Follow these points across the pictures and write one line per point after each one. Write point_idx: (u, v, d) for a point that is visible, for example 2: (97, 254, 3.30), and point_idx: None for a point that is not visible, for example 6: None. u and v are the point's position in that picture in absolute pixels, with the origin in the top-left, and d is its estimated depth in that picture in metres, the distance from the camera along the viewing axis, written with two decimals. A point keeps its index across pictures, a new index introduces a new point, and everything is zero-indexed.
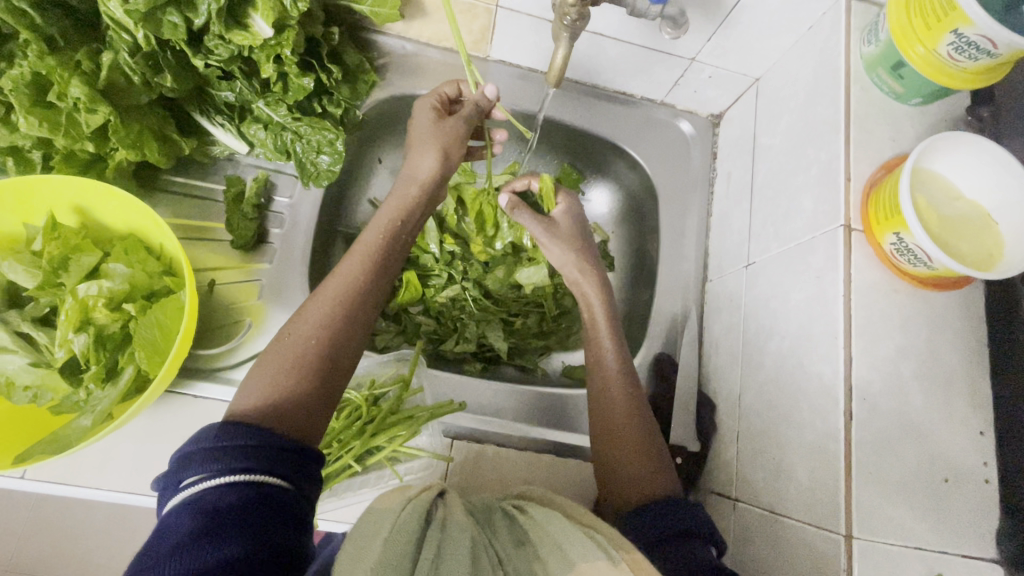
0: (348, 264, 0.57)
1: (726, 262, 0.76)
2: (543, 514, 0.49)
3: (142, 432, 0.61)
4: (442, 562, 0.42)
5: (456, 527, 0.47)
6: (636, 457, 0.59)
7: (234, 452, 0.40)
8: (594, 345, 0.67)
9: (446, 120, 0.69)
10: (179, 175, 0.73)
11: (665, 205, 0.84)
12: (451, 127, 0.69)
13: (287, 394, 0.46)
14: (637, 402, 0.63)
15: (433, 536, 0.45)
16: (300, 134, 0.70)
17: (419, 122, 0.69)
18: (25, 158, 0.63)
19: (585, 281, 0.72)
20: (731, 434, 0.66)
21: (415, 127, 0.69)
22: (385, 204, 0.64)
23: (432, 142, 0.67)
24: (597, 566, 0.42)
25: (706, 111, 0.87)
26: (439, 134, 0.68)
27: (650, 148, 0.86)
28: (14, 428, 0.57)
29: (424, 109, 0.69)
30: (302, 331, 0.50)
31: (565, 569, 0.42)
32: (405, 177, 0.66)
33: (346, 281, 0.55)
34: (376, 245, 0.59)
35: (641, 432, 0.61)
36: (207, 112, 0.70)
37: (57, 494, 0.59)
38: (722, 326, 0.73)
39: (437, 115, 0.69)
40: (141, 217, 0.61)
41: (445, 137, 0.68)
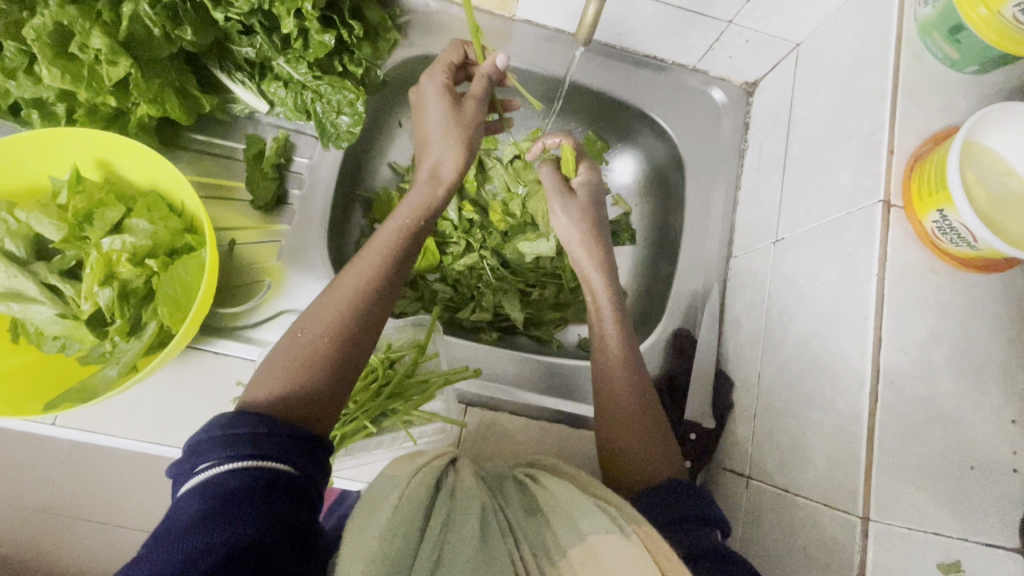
0: (366, 259, 0.55)
1: (753, 238, 0.74)
2: (555, 484, 0.50)
3: (165, 386, 0.63)
4: (451, 531, 0.43)
5: (465, 494, 0.48)
6: (642, 445, 0.59)
7: (244, 439, 0.41)
8: (605, 339, 0.64)
9: (464, 106, 0.65)
10: (200, 133, 0.73)
11: (691, 176, 0.81)
12: (468, 113, 0.65)
13: (305, 385, 0.47)
14: (641, 387, 0.62)
15: (443, 503, 0.46)
16: (320, 93, 0.69)
17: (436, 107, 0.64)
18: (50, 111, 0.63)
19: (587, 259, 0.70)
20: (747, 412, 0.65)
21: (430, 113, 0.65)
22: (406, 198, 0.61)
23: (455, 134, 0.63)
24: (606, 537, 0.43)
25: (740, 78, 0.83)
26: (458, 122, 0.64)
27: (680, 117, 0.83)
28: (44, 377, 0.58)
29: (435, 90, 0.65)
30: (317, 327, 0.50)
31: (575, 540, 0.44)
32: (427, 171, 0.63)
33: (362, 277, 0.54)
34: (395, 243, 0.57)
35: (643, 415, 0.60)
36: (227, 68, 0.69)
37: (86, 441, 0.61)
38: (744, 303, 0.72)
39: (453, 100, 0.65)
40: (163, 173, 0.60)
41: (465, 128, 0.64)
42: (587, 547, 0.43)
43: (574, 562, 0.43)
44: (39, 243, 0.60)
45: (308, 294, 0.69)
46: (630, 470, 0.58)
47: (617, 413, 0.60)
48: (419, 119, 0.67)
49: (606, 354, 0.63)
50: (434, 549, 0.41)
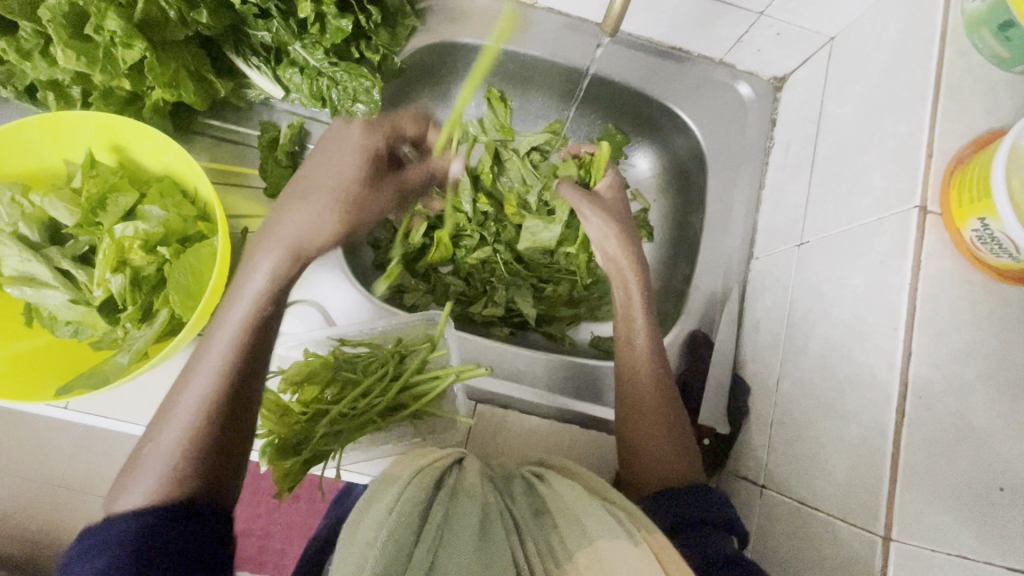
0: (216, 345, 0.49)
1: (776, 240, 0.71)
2: (563, 485, 0.49)
3: (174, 372, 0.62)
4: (448, 534, 0.42)
5: (465, 497, 0.47)
6: (659, 443, 0.58)
7: (97, 548, 0.41)
8: (631, 332, 0.63)
9: (343, 161, 0.59)
10: (215, 118, 0.72)
11: (714, 173, 0.79)
12: (349, 172, 0.59)
13: (161, 499, 0.44)
14: (666, 386, 0.60)
15: (441, 505, 0.45)
16: (336, 80, 0.68)
17: (320, 171, 0.58)
18: (67, 94, 0.63)
19: (623, 256, 0.67)
20: (764, 420, 0.64)
21: (308, 169, 0.58)
22: (258, 258, 0.54)
23: (327, 198, 0.57)
24: (614, 542, 0.43)
25: (769, 73, 0.80)
26: (341, 186, 0.58)
27: (704, 112, 0.80)
28: (55, 361, 0.58)
29: (324, 161, 0.59)
30: (168, 437, 0.46)
31: (582, 543, 0.44)
32: (294, 239, 0.54)
33: (212, 370, 0.48)
34: (248, 319, 0.51)
35: (669, 414, 0.59)
36: (243, 53, 0.68)
37: (98, 425, 0.61)
38: (765, 307, 0.70)
39: (342, 156, 0.59)
40: (176, 159, 0.60)
41: (342, 192, 0.58)
42: (594, 551, 0.43)
43: (580, 565, 0.42)
44: (53, 228, 0.60)
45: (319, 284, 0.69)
46: (643, 466, 0.58)
47: (636, 406, 0.60)
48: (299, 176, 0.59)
49: (633, 350, 0.62)
50: (428, 554, 0.41)
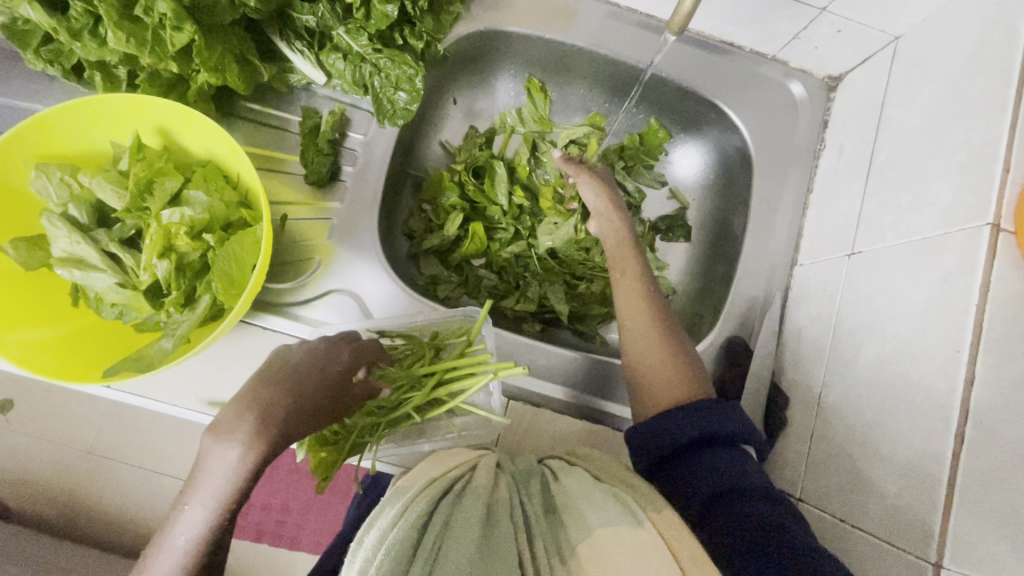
0: (186, 533, 0.42)
1: (825, 247, 0.69)
2: (573, 483, 0.51)
3: (216, 355, 0.63)
4: (449, 535, 0.44)
5: (471, 497, 0.49)
6: (678, 367, 0.59)
7: None
8: (627, 280, 0.65)
9: (309, 409, 0.47)
10: (256, 102, 0.71)
11: (760, 175, 0.76)
12: (316, 414, 0.48)
13: None
14: (660, 302, 0.63)
15: (445, 508, 0.47)
16: (379, 67, 0.67)
17: (281, 408, 0.44)
18: (113, 75, 0.63)
19: (609, 210, 0.72)
20: (803, 432, 0.62)
21: (290, 360, 0.49)
22: (222, 451, 0.41)
23: (304, 423, 0.46)
24: (616, 532, 0.45)
25: (823, 72, 0.77)
26: (302, 425, 0.46)
27: (753, 110, 0.77)
28: (101, 343, 0.59)
29: (280, 398, 0.45)
30: None
31: (585, 534, 0.46)
32: (252, 425, 0.42)
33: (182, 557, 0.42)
34: (222, 508, 0.42)
35: (665, 324, 0.62)
36: (287, 37, 0.67)
37: (139, 405, 0.62)
38: (809, 316, 0.68)
39: (324, 353, 0.51)
40: (221, 145, 0.59)
41: (312, 419, 0.47)
42: (595, 542, 0.45)
43: (583, 557, 0.45)
44: (101, 211, 0.61)
45: (353, 274, 0.68)
46: (652, 385, 0.59)
47: (649, 337, 0.61)
48: (274, 376, 0.47)
49: (633, 294, 0.64)
50: (427, 564, 0.42)
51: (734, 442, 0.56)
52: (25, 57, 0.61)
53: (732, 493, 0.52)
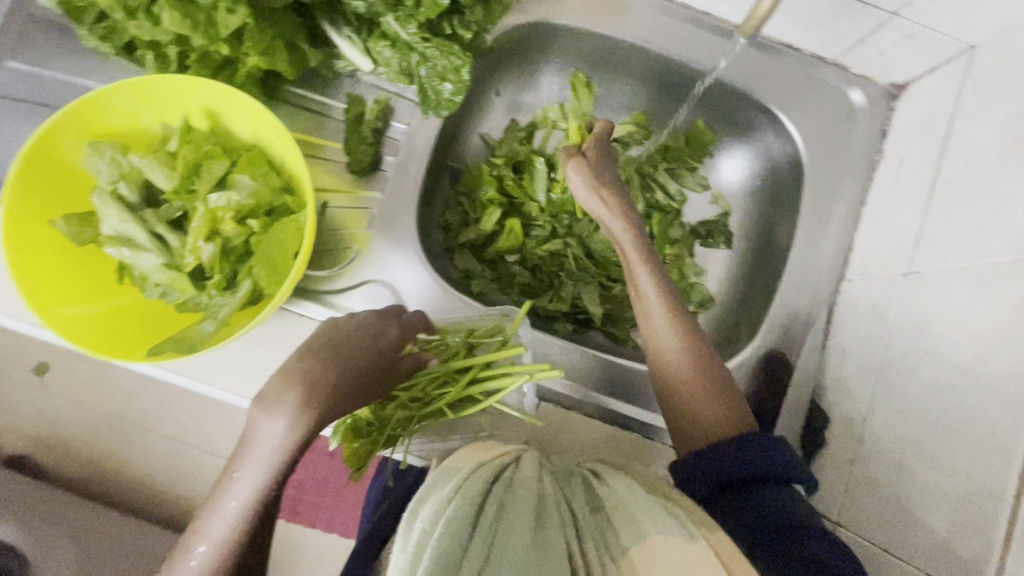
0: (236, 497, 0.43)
1: (877, 265, 0.66)
2: (621, 485, 0.50)
3: (253, 338, 0.64)
4: (503, 523, 0.45)
5: (521, 486, 0.49)
6: (734, 408, 0.57)
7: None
8: (666, 330, 0.59)
9: (356, 384, 0.48)
10: (300, 87, 0.71)
11: (812, 186, 0.73)
12: (362, 387, 0.49)
13: None
14: (685, 319, 0.60)
15: (497, 495, 0.48)
16: (426, 56, 0.66)
17: (328, 384, 0.45)
18: (164, 54, 0.63)
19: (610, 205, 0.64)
20: (846, 456, 0.61)
21: (337, 335, 0.50)
22: (274, 423, 0.42)
23: (352, 397, 0.48)
24: (670, 538, 0.44)
25: (886, 79, 0.73)
26: (349, 399, 0.48)
27: (808, 116, 0.74)
28: (142, 320, 0.60)
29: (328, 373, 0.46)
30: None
31: (636, 539, 0.45)
32: (302, 400, 0.43)
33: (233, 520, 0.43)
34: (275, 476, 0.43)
35: (692, 343, 0.59)
36: (337, 24, 0.67)
37: (174, 383, 0.63)
38: (856, 336, 0.66)
39: (370, 327, 0.52)
40: (268, 130, 0.59)
41: (357, 394, 0.49)
42: (648, 547, 0.44)
43: (635, 561, 0.44)
44: (148, 191, 0.61)
45: (388, 264, 0.68)
46: (687, 409, 0.58)
47: (701, 392, 0.57)
48: (322, 350, 0.47)
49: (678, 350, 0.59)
50: (484, 542, 0.43)
51: (786, 478, 0.54)
52: (80, 33, 0.62)
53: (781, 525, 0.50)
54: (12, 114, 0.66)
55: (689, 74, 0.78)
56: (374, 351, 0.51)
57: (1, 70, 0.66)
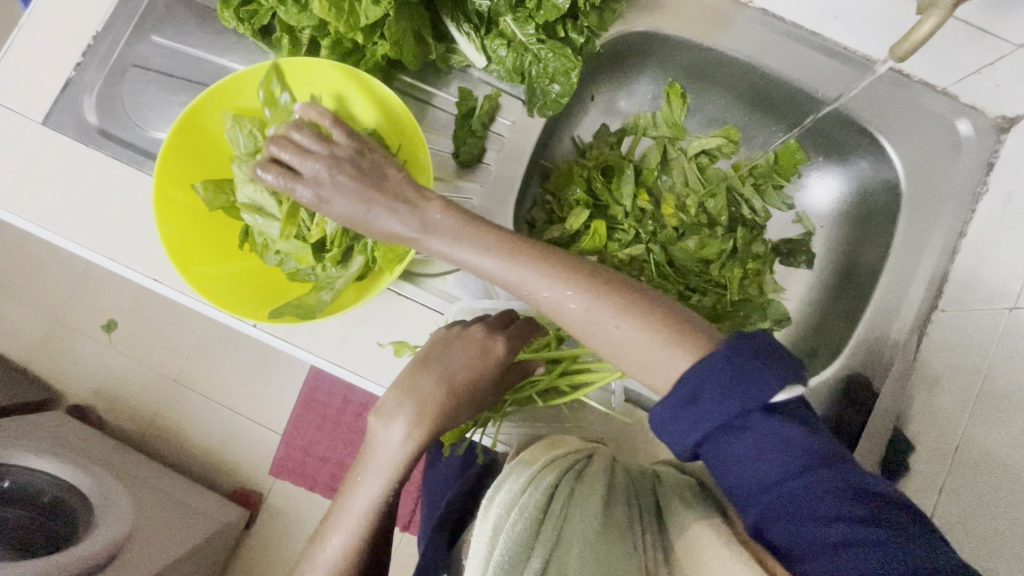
0: (382, 469, 0.56)
1: (974, 298, 0.66)
2: (677, 487, 0.51)
3: (355, 313, 0.66)
4: (570, 511, 0.47)
5: (590, 476, 0.52)
6: (688, 332, 0.47)
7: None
8: (587, 326, 0.49)
9: (467, 392, 0.58)
10: (409, 76, 0.74)
11: (909, 213, 0.73)
12: (474, 394, 0.59)
13: (352, 568, 0.56)
14: (560, 275, 0.50)
15: (566, 483, 0.50)
16: (540, 57, 0.68)
17: (442, 391, 0.57)
18: (297, 38, 0.67)
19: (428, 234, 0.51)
20: (930, 484, 0.63)
21: (448, 350, 0.59)
22: (404, 415, 0.56)
23: (467, 401, 0.58)
24: (706, 527, 0.44)
25: (996, 110, 0.72)
26: (463, 402, 0.58)
27: (910, 143, 0.74)
28: (262, 285, 0.64)
29: (442, 384, 0.57)
30: (345, 527, 0.56)
31: (680, 531, 0.45)
32: (422, 404, 0.56)
33: (379, 485, 0.56)
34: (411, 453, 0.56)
35: (585, 303, 0.49)
36: (457, 19, 0.70)
37: (279, 347, 0.66)
38: (947, 366, 0.65)
39: (480, 342, 0.59)
40: (396, 118, 0.63)
41: (469, 399, 0.59)
42: (688, 538, 0.44)
43: (678, 551, 0.44)
44: None
45: None
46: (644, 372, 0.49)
47: (656, 351, 0.47)
48: (436, 363, 0.58)
49: (613, 325, 0.48)
50: (554, 532, 0.46)
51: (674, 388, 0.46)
52: (223, 14, 0.65)
53: (791, 490, 0.42)
54: (150, 84, 0.71)
55: (793, 93, 0.77)
56: (484, 365, 0.59)
57: (145, 44, 0.71)
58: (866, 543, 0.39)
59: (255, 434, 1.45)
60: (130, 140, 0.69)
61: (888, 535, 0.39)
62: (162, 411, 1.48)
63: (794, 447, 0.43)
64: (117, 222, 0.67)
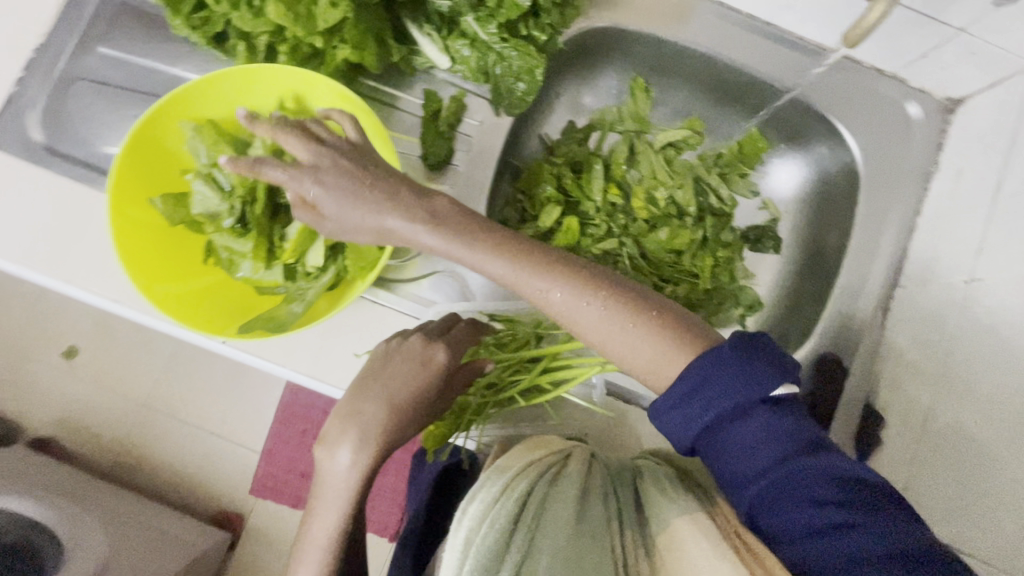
0: (339, 487, 0.59)
1: (934, 273, 0.69)
2: (661, 481, 0.51)
3: (329, 324, 0.65)
4: (545, 516, 0.46)
5: (565, 478, 0.51)
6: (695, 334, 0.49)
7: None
8: (605, 333, 0.49)
9: (410, 403, 0.60)
10: (373, 80, 0.73)
11: (868, 194, 0.75)
12: (418, 404, 0.61)
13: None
14: (572, 280, 0.49)
15: (540, 488, 0.49)
16: (504, 56, 0.68)
17: (383, 407, 0.59)
18: (253, 45, 0.65)
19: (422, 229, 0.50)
20: (903, 455, 0.65)
21: (386, 366, 0.60)
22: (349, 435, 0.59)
23: (411, 412, 0.60)
24: (691, 520, 0.45)
25: (943, 93, 0.76)
26: (408, 413, 0.60)
27: (865, 128, 0.76)
28: (230, 300, 0.62)
29: (382, 400, 0.59)
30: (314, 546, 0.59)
31: (662, 526, 0.46)
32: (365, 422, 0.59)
33: (339, 504, 0.58)
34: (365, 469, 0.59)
35: (599, 309, 0.49)
36: (418, 21, 0.69)
37: (251, 364, 0.65)
38: (913, 340, 0.68)
39: (418, 354, 0.60)
40: (357, 120, 0.61)
41: (413, 410, 0.60)
42: (672, 533, 0.45)
43: (661, 546, 0.45)
44: None
45: None
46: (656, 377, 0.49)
47: (670, 360, 0.48)
48: (376, 380, 0.59)
49: (631, 331, 0.48)
50: (525, 539, 0.44)
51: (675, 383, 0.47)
52: (174, 22, 0.63)
53: (779, 478, 0.44)
54: (99, 97, 0.68)
55: (753, 83, 0.79)
56: (424, 376, 0.60)
57: (92, 56, 0.68)
58: (850, 528, 0.41)
59: (233, 455, 1.41)
60: (81, 157, 0.66)
61: (872, 518, 0.42)
62: (132, 437, 1.42)
63: (791, 438, 0.45)
64: (72, 243, 0.64)
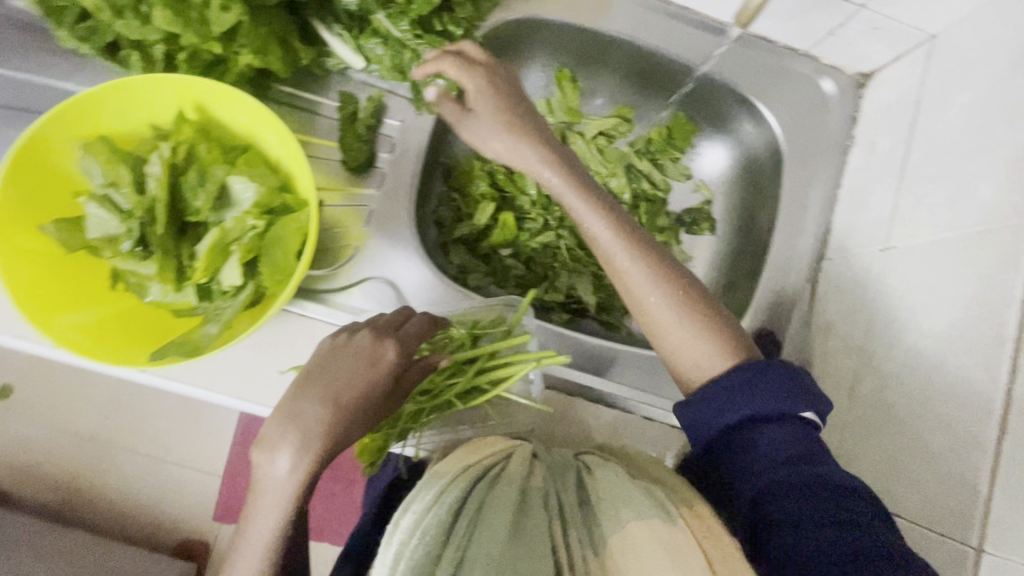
0: (269, 511, 0.49)
1: (855, 242, 0.71)
2: (607, 477, 0.50)
3: (257, 343, 0.62)
4: (478, 525, 0.45)
5: (502, 484, 0.50)
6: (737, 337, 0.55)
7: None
8: (664, 317, 0.56)
9: (359, 406, 0.52)
10: (287, 85, 0.70)
11: (791, 170, 0.77)
12: (368, 407, 0.53)
13: None
14: (656, 266, 0.57)
15: (475, 498, 0.48)
16: (419, 53, 0.67)
17: (329, 413, 0.50)
18: (147, 53, 0.61)
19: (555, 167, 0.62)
20: (837, 421, 0.67)
21: (331, 364, 0.53)
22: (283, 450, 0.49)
23: (360, 416, 0.52)
24: (648, 524, 0.45)
25: (854, 68, 0.78)
26: (357, 418, 0.52)
27: (783, 106, 0.78)
28: (143, 326, 0.59)
29: (327, 405, 0.50)
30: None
31: (617, 528, 0.45)
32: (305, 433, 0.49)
33: (269, 530, 0.49)
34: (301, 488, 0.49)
35: (665, 295, 0.56)
36: (326, 20, 0.66)
37: (173, 391, 0.61)
38: (840, 309, 0.70)
39: (368, 350, 0.54)
40: (264, 128, 0.58)
41: (363, 414, 0.53)
42: (627, 536, 0.45)
43: (613, 548, 0.45)
44: None
45: (387, 259, 0.68)
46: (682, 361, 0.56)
47: (710, 356, 0.55)
48: (320, 381, 0.52)
49: (683, 323, 0.55)
50: (456, 552, 0.43)
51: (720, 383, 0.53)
52: (58, 33, 0.59)
53: (789, 479, 0.49)
54: None
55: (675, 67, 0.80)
56: (376, 374, 0.54)
57: None
58: (857, 528, 0.46)
59: (188, 482, 1.35)
60: None
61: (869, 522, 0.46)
62: (75, 474, 1.34)
63: (804, 445, 0.50)
64: None
